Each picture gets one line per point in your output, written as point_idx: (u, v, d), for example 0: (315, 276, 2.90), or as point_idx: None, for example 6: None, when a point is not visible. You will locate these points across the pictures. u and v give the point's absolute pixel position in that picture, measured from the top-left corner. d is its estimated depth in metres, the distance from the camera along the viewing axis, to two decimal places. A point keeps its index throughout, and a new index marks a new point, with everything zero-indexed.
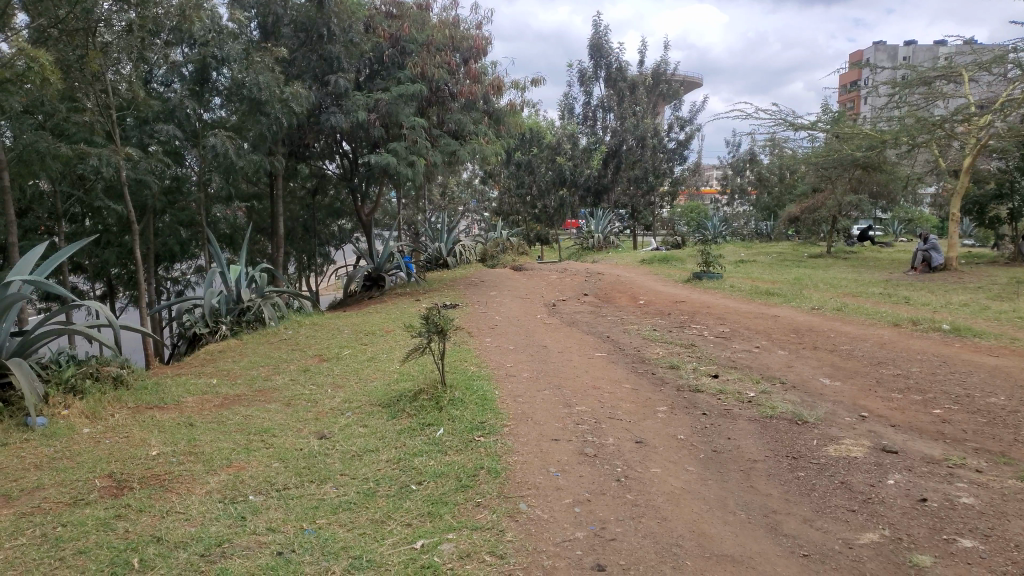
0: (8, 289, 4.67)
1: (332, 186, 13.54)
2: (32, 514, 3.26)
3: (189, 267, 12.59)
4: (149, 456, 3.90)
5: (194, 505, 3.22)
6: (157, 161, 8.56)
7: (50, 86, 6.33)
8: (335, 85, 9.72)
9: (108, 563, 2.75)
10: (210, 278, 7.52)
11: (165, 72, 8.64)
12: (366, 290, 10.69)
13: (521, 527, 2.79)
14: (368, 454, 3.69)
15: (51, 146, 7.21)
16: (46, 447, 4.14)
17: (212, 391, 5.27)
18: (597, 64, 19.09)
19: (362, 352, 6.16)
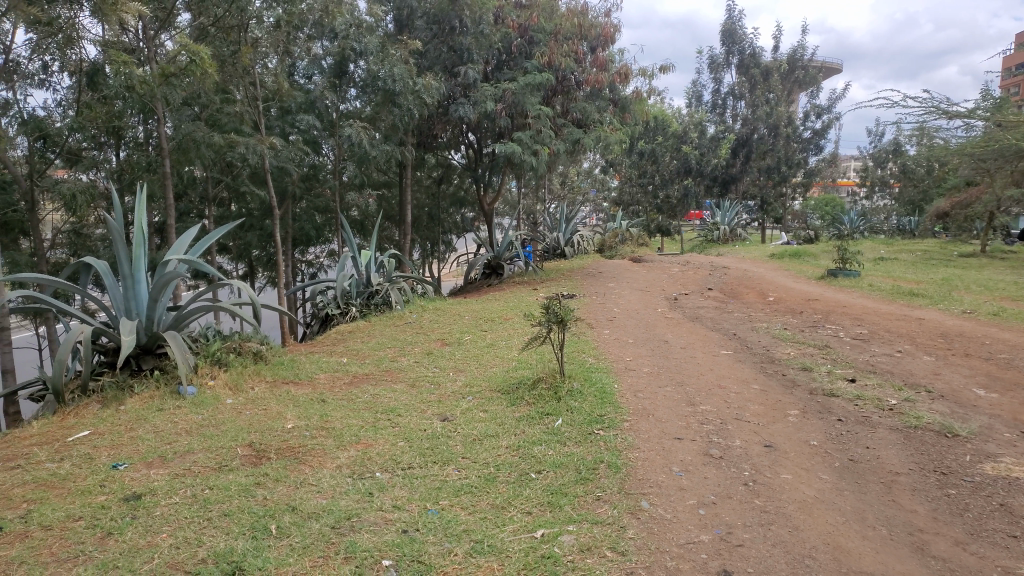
0: (166, 268, 5.06)
1: (457, 174, 13.80)
2: (183, 476, 3.53)
3: (322, 250, 13.23)
4: (285, 429, 4.13)
5: (326, 479, 3.37)
6: (297, 149, 9.01)
7: (208, 80, 6.79)
8: (465, 76, 9.90)
9: (250, 527, 2.94)
10: (343, 262, 7.85)
11: (307, 65, 8.93)
12: (486, 278, 10.87)
13: (642, 525, 2.75)
14: (489, 439, 3.74)
15: (206, 136, 7.73)
16: (195, 414, 4.47)
17: (342, 369, 5.52)
18: (729, 51, 18.41)
19: (483, 338, 6.25)
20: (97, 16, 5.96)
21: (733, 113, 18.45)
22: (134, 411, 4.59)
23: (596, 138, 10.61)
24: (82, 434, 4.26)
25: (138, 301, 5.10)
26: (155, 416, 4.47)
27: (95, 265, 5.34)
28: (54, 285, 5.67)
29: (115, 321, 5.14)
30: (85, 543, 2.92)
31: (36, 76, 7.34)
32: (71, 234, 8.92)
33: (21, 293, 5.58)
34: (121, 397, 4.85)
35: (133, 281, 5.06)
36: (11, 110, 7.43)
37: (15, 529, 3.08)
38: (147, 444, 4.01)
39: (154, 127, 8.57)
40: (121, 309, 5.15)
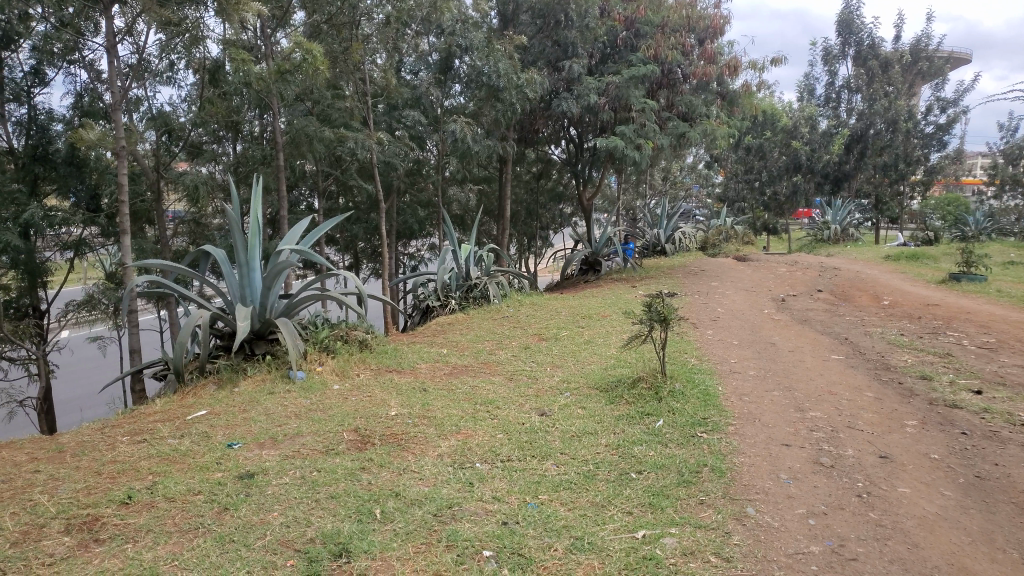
0: (280, 258, 5.27)
1: (556, 170, 13.80)
2: (293, 457, 3.68)
3: (423, 244, 13.54)
4: (388, 416, 4.24)
5: (427, 467, 3.44)
6: (402, 144, 9.23)
7: (321, 76, 7.03)
8: (569, 70, 9.87)
9: (355, 510, 3.03)
10: (444, 255, 7.98)
11: (414, 61, 9.16)
12: (583, 274, 10.83)
13: (748, 531, 2.67)
14: (588, 436, 3.72)
15: (318, 131, 8.01)
16: (304, 398, 4.66)
17: (442, 360, 5.63)
18: (846, 41, 17.59)
19: (580, 335, 6.22)
20: (222, 16, 6.27)
21: (848, 107, 17.62)
22: (247, 393, 4.83)
23: (702, 133, 10.35)
24: (200, 412, 4.51)
25: (252, 288, 5.34)
26: (267, 398, 4.69)
27: (213, 254, 5.64)
28: (176, 271, 6.02)
29: (231, 308, 5.42)
30: (204, 515, 3.10)
31: (164, 75, 7.82)
32: (192, 224, 9.45)
33: (147, 277, 5.95)
34: (236, 379, 5.11)
35: (248, 268, 5.29)
36: (142, 106, 7.94)
37: (142, 498, 3.29)
38: (259, 425, 4.20)
39: (269, 122, 8.95)
40: (236, 296, 5.42)
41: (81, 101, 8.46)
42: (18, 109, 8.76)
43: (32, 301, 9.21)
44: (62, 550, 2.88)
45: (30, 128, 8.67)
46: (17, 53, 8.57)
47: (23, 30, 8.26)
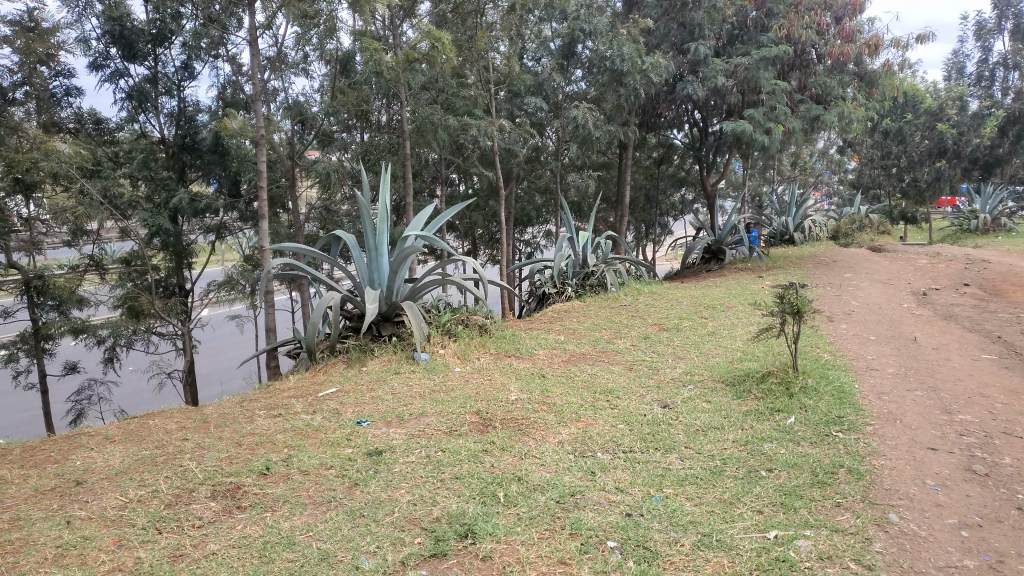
0: (406, 243, 5.42)
1: (678, 156, 13.46)
2: (418, 437, 3.77)
3: (539, 230, 13.57)
4: (509, 400, 4.27)
5: (548, 453, 3.44)
6: (523, 131, 9.27)
7: (446, 64, 7.16)
8: (694, 52, 9.60)
9: (479, 492, 3.07)
10: (562, 241, 7.97)
11: (537, 48, 9.35)
12: (705, 262, 10.54)
13: (892, 539, 2.51)
14: (714, 431, 3.60)
15: (442, 119, 8.15)
16: (427, 379, 4.79)
17: (560, 346, 5.62)
18: (1003, 14, 16.22)
19: (703, 326, 6.04)
20: (354, 8, 6.48)
21: (1003, 86, 16.21)
22: (374, 373, 5.00)
23: (837, 115, 9.81)
24: (331, 390, 4.72)
25: (379, 273, 5.58)
26: (392, 378, 4.84)
27: (344, 237, 5.86)
28: (309, 255, 6.31)
29: (360, 291, 5.64)
30: (336, 489, 3.23)
31: (300, 67, 8.19)
32: (322, 210, 9.86)
33: (283, 260, 6.28)
34: (363, 359, 5.30)
35: (376, 253, 5.52)
36: (279, 96, 8.34)
37: (279, 470, 3.47)
38: (385, 404, 4.33)
39: (395, 111, 9.21)
40: (365, 280, 5.64)
41: (224, 93, 9.01)
42: (169, 101, 9.43)
43: (179, 282, 9.90)
44: (209, 514, 3.08)
45: (180, 119, 9.31)
46: (169, 50, 9.22)
47: (176, 28, 8.87)
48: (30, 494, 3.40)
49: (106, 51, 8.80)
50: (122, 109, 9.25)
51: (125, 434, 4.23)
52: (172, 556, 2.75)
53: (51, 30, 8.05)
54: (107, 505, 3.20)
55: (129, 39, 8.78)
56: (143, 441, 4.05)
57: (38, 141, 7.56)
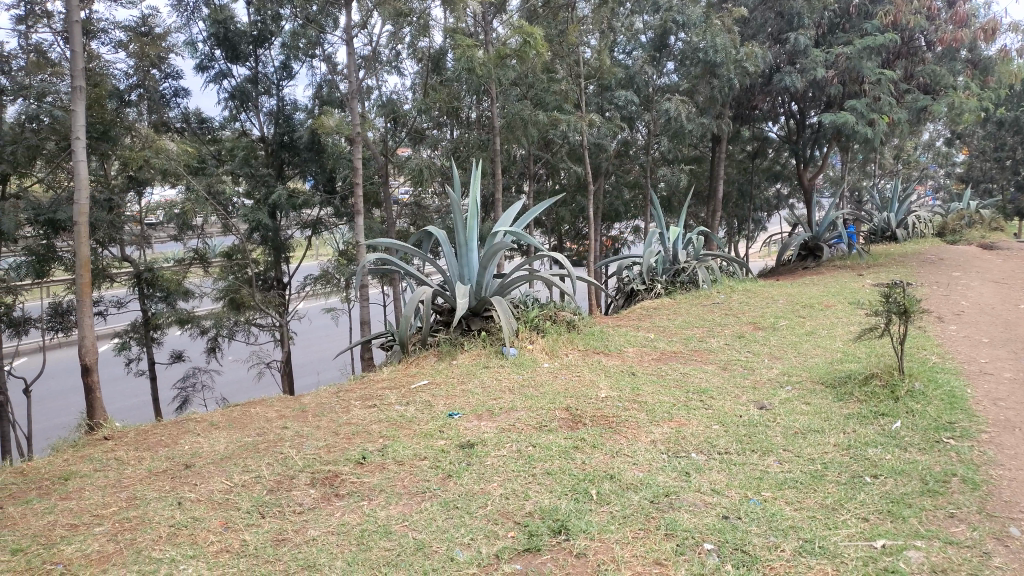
0: (494, 239, 5.46)
1: (773, 148, 13.04)
2: (509, 431, 3.80)
3: (626, 226, 13.42)
4: (599, 397, 4.24)
5: (641, 452, 3.39)
6: (613, 125, 9.18)
7: (537, 59, 7.18)
8: (793, 42, 9.29)
9: (571, 488, 3.06)
10: (651, 238, 7.87)
11: (628, 41, 9.25)
12: (801, 259, 10.20)
13: (1013, 555, 2.37)
14: (813, 434, 3.48)
15: (532, 114, 8.16)
16: (516, 374, 4.81)
17: (650, 344, 5.54)
18: None
19: (801, 325, 5.84)
20: (448, 5, 6.56)
21: None
22: (464, 366, 5.06)
23: (946, 105, 9.30)
24: (422, 382, 4.81)
25: (469, 268, 5.64)
26: (482, 372, 4.89)
27: (435, 234, 5.95)
28: (401, 250, 6.45)
29: (450, 286, 5.73)
30: (430, 480, 3.28)
31: (393, 65, 8.36)
32: (412, 207, 10.03)
33: (377, 256, 6.44)
34: (454, 352, 5.38)
35: (466, 249, 5.58)
36: (373, 94, 8.54)
37: (374, 460, 3.56)
38: (476, 398, 4.38)
39: (484, 107, 9.28)
40: (455, 275, 5.73)
41: (321, 92, 9.30)
42: (268, 101, 9.79)
43: (277, 275, 10.29)
44: (309, 500, 3.19)
45: (279, 118, 9.67)
46: (269, 50, 9.57)
47: (276, 30, 9.19)
48: (145, 475, 3.61)
49: (211, 53, 9.21)
50: (225, 109, 9.68)
51: (229, 421, 4.43)
52: (275, 539, 2.86)
53: (163, 34, 8.49)
54: (215, 488, 3.36)
55: (233, 41, 9.16)
56: (246, 428, 4.23)
57: (151, 140, 8.00)
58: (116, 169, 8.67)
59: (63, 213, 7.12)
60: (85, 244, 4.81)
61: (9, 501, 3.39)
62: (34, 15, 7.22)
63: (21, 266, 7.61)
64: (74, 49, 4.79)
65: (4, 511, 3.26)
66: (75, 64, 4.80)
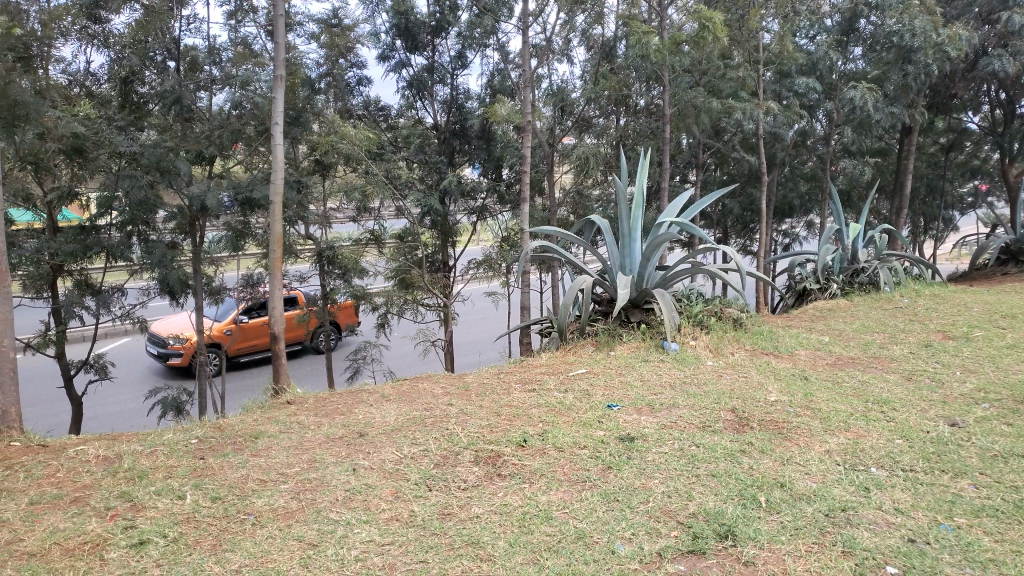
0: (660, 230, 5.38)
1: (972, 140, 11.86)
2: (671, 428, 3.72)
3: (798, 220, 12.72)
4: (768, 401, 4.05)
5: (814, 461, 3.21)
6: (792, 114, 8.71)
7: (714, 45, 6.94)
8: (1006, 22, 8.39)
9: (737, 493, 2.94)
10: (828, 234, 7.42)
11: (812, 26, 8.77)
12: (1001, 264, 9.22)
13: None
14: (1018, 459, 3.14)
15: (705, 102, 7.92)
16: (678, 370, 4.70)
17: (825, 348, 5.22)
18: None
19: (1002, 337, 5.27)
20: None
21: None
22: (623, 358, 5.02)
23: None
24: (580, 370, 4.83)
25: (631, 259, 5.62)
26: (642, 365, 4.82)
27: (598, 223, 5.96)
28: (564, 238, 6.50)
29: (611, 275, 5.71)
30: (591, 470, 3.28)
31: (565, 52, 8.40)
32: (574, 195, 10.04)
33: (540, 242, 6.52)
34: (612, 343, 5.37)
35: (629, 240, 5.56)
36: (544, 83, 8.64)
37: (534, 443, 3.60)
38: (636, 391, 4.33)
39: (654, 95, 9.10)
40: (616, 265, 5.70)
41: (493, 81, 9.50)
42: (443, 89, 10.15)
43: (443, 258, 10.65)
44: (473, 478, 3.28)
45: (452, 107, 10.12)
46: (446, 40, 9.88)
47: (453, 20, 9.50)
48: (324, 439, 3.87)
49: (393, 44, 9.66)
50: (402, 97, 10.13)
51: (398, 394, 4.65)
52: (442, 513, 2.97)
53: (350, 25, 9.01)
54: (386, 458, 3.54)
55: (413, 31, 9.57)
56: (414, 402, 4.43)
57: (336, 127, 8.53)
58: (304, 152, 9.32)
59: (258, 192, 7.76)
60: (279, 221, 5.27)
61: (208, 453, 3.74)
62: (242, 10, 7.87)
63: (220, 240, 8.37)
64: (277, 42, 5.18)
65: (204, 461, 3.61)
66: (278, 55, 5.18)
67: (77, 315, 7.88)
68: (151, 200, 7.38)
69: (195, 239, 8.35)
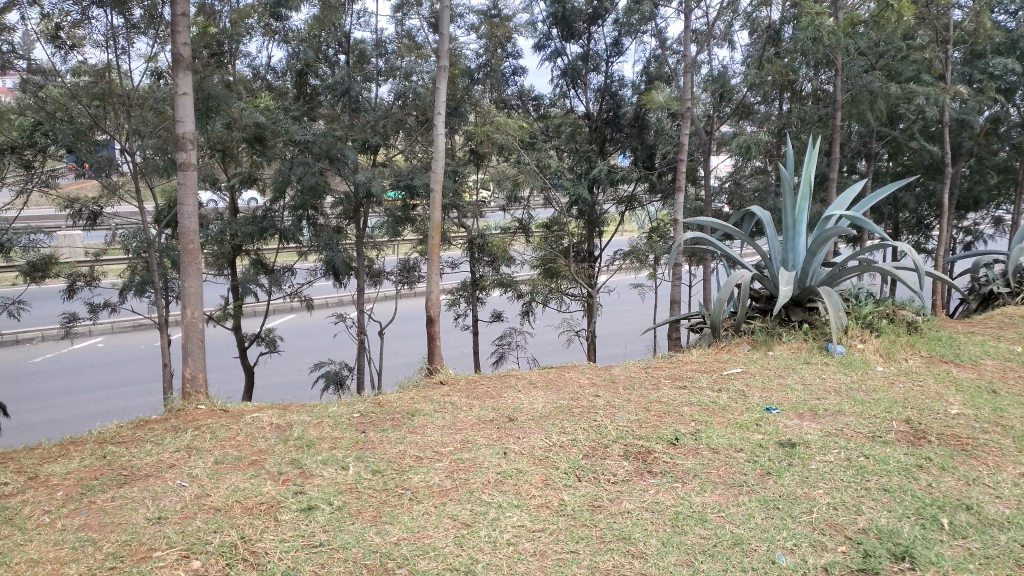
0: (828, 224, 5.07)
1: None
2: (836, 436, 3.49)
3: (983, 216, 11.57)
4: (949, 413, 3.71)
5: (1007, 484, 2.90)
6: (985, 98, 7.93)
7: (896, 24, 6.43)
8: None
9: (916, 511, 2.72)
10: None
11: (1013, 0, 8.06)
12: None
13: None
14: None
15: (883, 86, 7.37)
16: (844, 374, 4.41)
17: (1016, 359, 4.72)
18: None
19: None
20: None
21: None
22: (782, 359, 4.77)
23: None
24: (735, 369, 4.64)
25: (795, 254, 5.35)
26: (803, 367, 4.57)
27: (758, 214, 5.70)
28: (720, 229, 6.27)
29: (771, 270, 5.45)
30: (749, 474, 3.14)
31: (727, 37, 8.09)
32: (730, 184, 9.67)
33: (694, 234, 6.32)
34: (770, 343, 5.13)
35: (793, 233, 5.30)
36: (703, 68, 8.36)
37: (688, 443, 3.49)
38: (797, 394, 4.11)
39: (824, 80, 8.56)
40: (777, 260, 5.44)
41: (649, 68, 9.33)
42: (597, 77, 10.08)
43: (590, 248, 10.60)
44: (623, 472, 3.23)
45: (606, 95, 10.02)
46: (602, 28, 9.79)
47: (611, 7, 9.38)
48: (475, 421, 3.95)
49: (549, 32, 9.69)
50: (557, 86, 10.15)
51: (546, 381, 4.67)
52: (592, 505, 2.94)
53: (510, 15, 9.12)
54: (536, 444, 3.56)
55: (570, 19, 9.56)
56: (562, 391, 4.43)
57: (492, 116, 8.69)
58: (460, 141, 9.56)
59: (418, 180, 8.05)
60: (438, 208, 5.42)
61: (369, 427, 3.92)
62: (408, 3, 8.16)
63: (380, 225, 8.76)
64: (442, 32, 5.32)
65: (365, 435, 3.79)
66: (441, 45, 5.31)
67: (253, 291, 8.52)
68: (320, 186, 7.84)
69: (358, 224, 8.80)
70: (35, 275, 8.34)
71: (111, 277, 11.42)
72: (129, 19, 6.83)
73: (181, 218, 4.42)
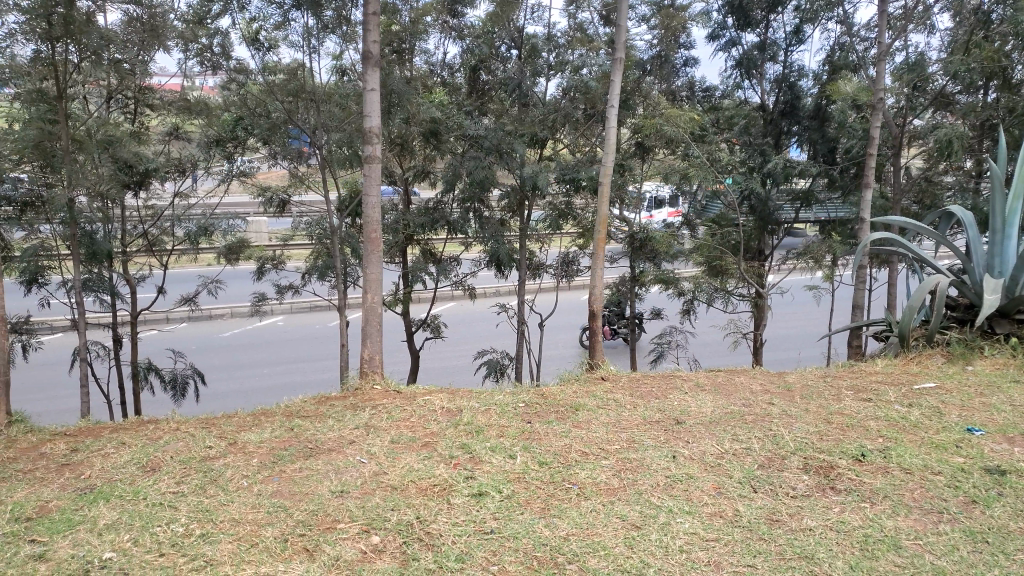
0: None
1: None
2: None
3: None
4: None
5: None
6: None
7: None
8: None
9: None
10: None
11: None
12: None
13: None
14: None
15: None
16: None
17: None
18: None
19: None
20: None
21: None
22: (984, 376, 4.31)
23: None
24: (929, 384, 4.23)
25: (1003, 259, 4.85)
26: (1011, 386, 4.09)
27: (959, 214, 5.19)
28: (912, 231, 5.77)
29: (972, 277, 4.95)
30: (950, 501, 2.85)
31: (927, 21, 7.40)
32: (922, 181, 8.88)
33: (882, 235, 5.85)
34: (969, 358, 4.66)
35: (1002, 237, 4.81)
36: (898, 55, 7.71)
37: (876, 460, 3.23)
38: (1004, 415, 3.69)
39: None
40: (980, 265, 4.93)
41: (834, 57, 8.74)
42: (774, 67, 9.59)
43: (759, 246, 10.12)
44: (803, 487, 3.04)
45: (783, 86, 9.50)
46: (782, 15, 9.29)
47: None
48: (641, 421, 3.87)
49: (724, 21, 9.32)
50: (730, 77, 9.76)
51: (715, 385, 4.49)
52: (769, 519, 2.79)
53: (684, 5, 8.88)
54: (707, 450, 3.42)
55: (747, 7, 9.16)
56: (733, 396, 4.25)
57: (662, 109, 8.50)
58: (627, 135, 9.43)
59: (584, 173, 8.03)
60: (605, 203, 5.35)
61: (534, 418, 3.95)
62: None
63: (544, 219, 8.82)
64: (617, 24, 5.23)
65: (531, 426, 3.81)
66: (616, 38, 5.22)
67: (421, 280, 8.88)
68: (488, 178, 8.01)
69: (522, 216, 8.91)
70: (232, 257, 9.13)
71: (294, 260, 12.29)
72: (322, 19, 7.29)
73: (365, 208, 4.64)
